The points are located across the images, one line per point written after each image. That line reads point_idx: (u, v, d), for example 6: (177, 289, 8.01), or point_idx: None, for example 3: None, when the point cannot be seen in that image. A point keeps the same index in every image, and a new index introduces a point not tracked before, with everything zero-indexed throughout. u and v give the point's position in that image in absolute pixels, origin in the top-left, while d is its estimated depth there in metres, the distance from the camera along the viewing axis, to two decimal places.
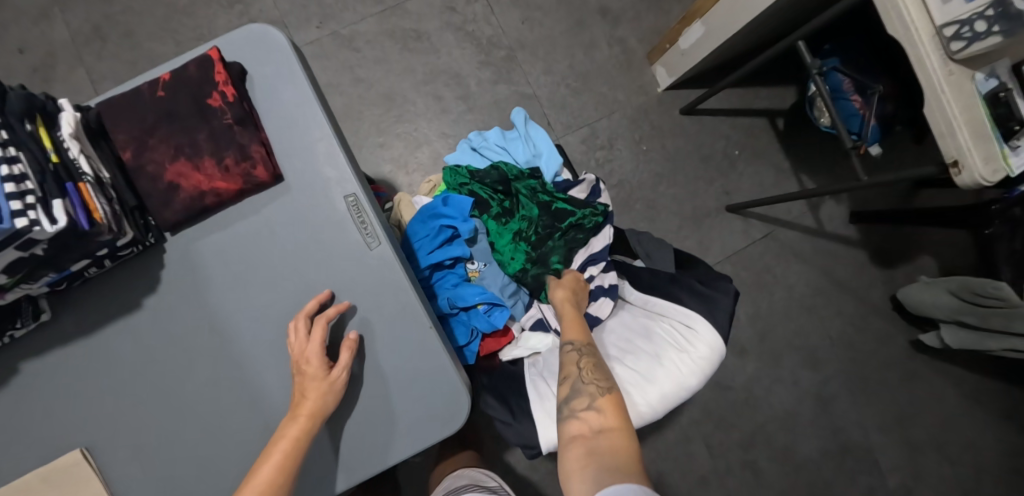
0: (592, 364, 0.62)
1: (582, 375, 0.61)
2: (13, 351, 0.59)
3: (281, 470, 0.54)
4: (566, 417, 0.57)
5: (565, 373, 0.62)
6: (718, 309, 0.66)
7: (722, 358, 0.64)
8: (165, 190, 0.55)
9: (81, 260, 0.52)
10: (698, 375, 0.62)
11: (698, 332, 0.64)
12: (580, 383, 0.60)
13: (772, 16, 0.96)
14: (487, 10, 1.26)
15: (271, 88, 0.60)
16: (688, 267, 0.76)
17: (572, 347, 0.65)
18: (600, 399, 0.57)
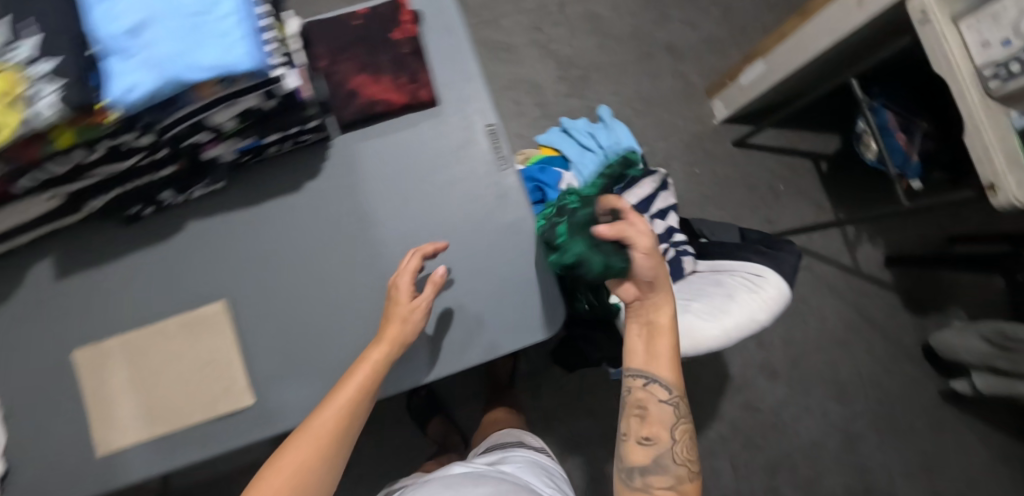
0: (685, 438, 0.63)
1: (674, 448, 0.62)
2: (186, 210, 0.69)
3: (360, 396, 0.58)
4: (644, 491, 0.60)
5: (650, 435, 0.62)
6: (782, 262, 0.77)
7: (786, 303, 0.73)
8: (348, 95, 0.68)
9: (278, 133, 0.63)
10: (766, 312, 0.71)
11: (767, 278, 0.74)
12: (670, 461, 0.61)
13: (830, 56, 1.11)
14: (569, 34, 1.43)
15: (437, 34, 0.74)
16: (747, 237, 0.88)
17: (664, 398, 0.62)
18: (686, 484, 0.61)
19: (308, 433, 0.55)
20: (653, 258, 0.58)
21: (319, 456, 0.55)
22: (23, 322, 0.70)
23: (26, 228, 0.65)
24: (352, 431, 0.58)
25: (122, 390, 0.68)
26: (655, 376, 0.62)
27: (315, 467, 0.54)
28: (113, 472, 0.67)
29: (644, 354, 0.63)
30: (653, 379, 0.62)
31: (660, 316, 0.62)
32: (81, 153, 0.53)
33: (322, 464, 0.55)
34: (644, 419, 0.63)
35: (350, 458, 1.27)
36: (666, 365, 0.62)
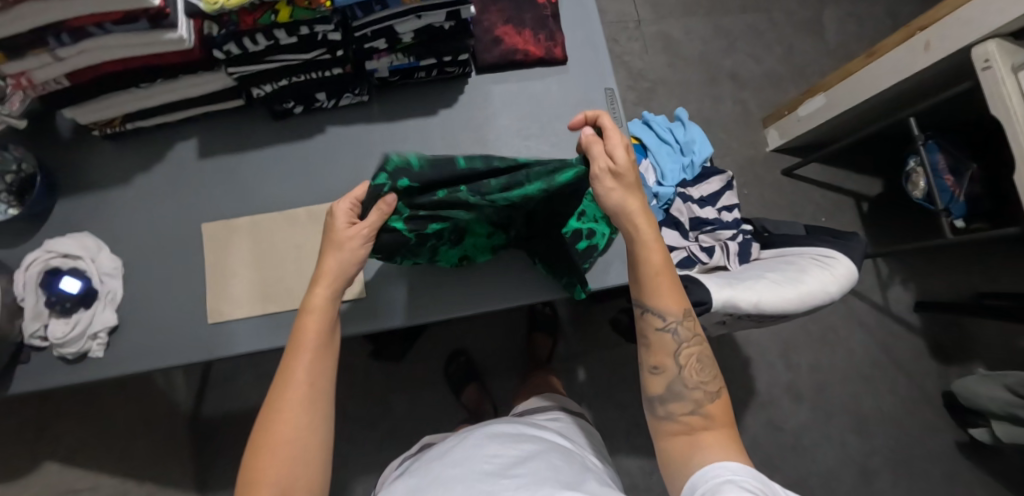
0: (694, 362, 0.61)
1: (683, 372, 0.61)
2: (329, 116, 0.77)
3: (314, 366, 0.57)
4: (666, 419, 0.61)
5: (659, 363, 0.62)
6: (851, 248, 0.84)
7: (853, 283, 0.80)
8: (492, 41, 0.77)
9: (433, 58, 0.71)
10: (838, 284, 0.78)
11: (838, 259, 0.81)
12: (682, 386, 0.60)
13: (891, 96, 1.21)
14: (643, 50, 1.54)
15: (571, 6, 0.84)
16: (810, 227, 0.95)
17: (665, 325, 0.60)
18: (707, 406, 0.60)
19: (281, 412, 0.55)
20: (609, 184, 0.58)
21: (300, 430, 0.55)
22: (160, 191, 0.76)
23: (191, 104, 0.73)
24: (320, 402, 0.57)
25: (242, 265, 0.73)
26: (651, 307, 0.61)
27: (301, 441, 0.54)
28: (217, 341, 0.72)
29: (639, 284, 0.62)
30: (648, 305, 0.61)
31: (648, 241, 0.59)
32: (284, 33, 0.60)
33: (303, 435, 0.55)
34: (651, 350, 0.62)
35: (381, 410, 1.29)
36: (663, 293, 0.60)
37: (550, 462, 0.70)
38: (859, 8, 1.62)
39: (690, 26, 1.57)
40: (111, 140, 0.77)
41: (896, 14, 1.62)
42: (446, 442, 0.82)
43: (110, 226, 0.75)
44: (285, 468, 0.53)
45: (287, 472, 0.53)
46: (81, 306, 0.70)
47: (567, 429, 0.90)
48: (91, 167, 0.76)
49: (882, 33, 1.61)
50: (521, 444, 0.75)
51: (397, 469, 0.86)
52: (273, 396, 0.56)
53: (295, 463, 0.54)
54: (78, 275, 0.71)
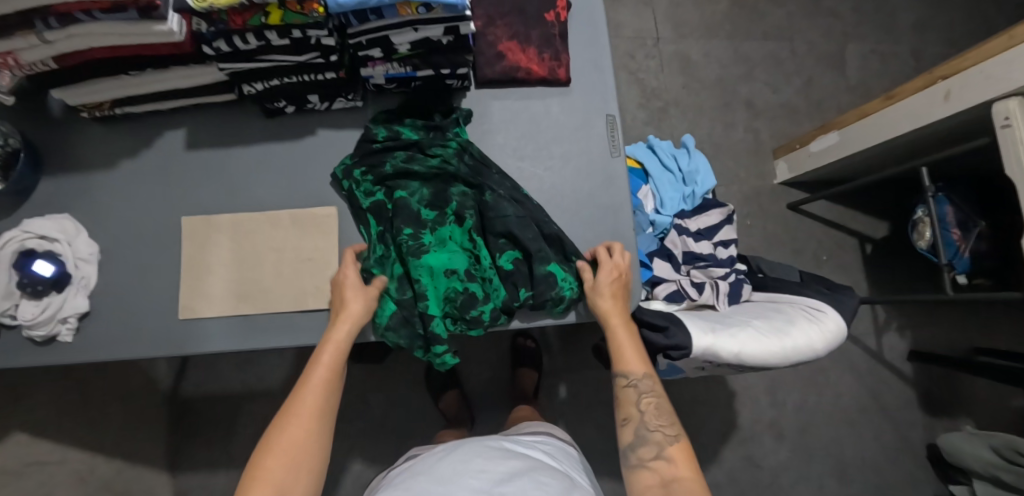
0: (653, 407, 0.67)
1: (646, 419, 0.67)
2: (320, 117, 0.76)
3: (328, 391, 0.61)
4: (636, 466, 0.64)
5: (627, 413, 0.68)
6: (843, 303, 0.83)
7: (842, 340, 0.78)
8: (495, 56, 0.75)
9: (431, 70, 0.69)
10: (824, 343, 0.76)
11: (827, 313, 0.80)
12: (646, 430, 0.66)
13: (906, 142, 1.18)
14: (659, 68, 1.51)
15: (580, 27, 0.81)
16: (803, 277, 0.94)
17: (630, 382, 0.68)
18: (669, 449, 0.64)
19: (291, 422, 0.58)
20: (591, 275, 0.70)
21: (302, 442, 0.57)
22: (146, 179, 0.75)
23: (181, 94, 0.71)
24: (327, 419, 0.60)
25: (220, 263, 0.72)
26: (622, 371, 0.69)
27: (301, 449, 0.57)
28: (188, 338, 0.70)
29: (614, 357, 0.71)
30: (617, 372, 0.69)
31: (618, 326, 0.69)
32: (275, 34, 0.59)
33: (311, 454, 0.57)
34: (619, 407, 0.69)
35: (358, 408, 1.28)
36: (632, 356, 0.69)
37: (536, 479, 0.69)
38: (884, 46, 1.58)
39: (710, 48, 1.54)
40: (100, 123, 0.76)
41: (920, 56, 1.58)
42: (437, 450, 0.81)
43: (89, 209, 0.74)
44: (285, 472, 0.55)
45: (289, 477, 0.55)
46: (53, 290, 0.69)
47: (557, 448, 0.88)
48: (78, 147, 0.75)
49: (905, 74, 1.57)
50: (509, 458, 0.73)
51: (384, 477, 0.85)
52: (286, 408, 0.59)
53: (295, 469, 0.56)
54: (52, 259, 0.69)
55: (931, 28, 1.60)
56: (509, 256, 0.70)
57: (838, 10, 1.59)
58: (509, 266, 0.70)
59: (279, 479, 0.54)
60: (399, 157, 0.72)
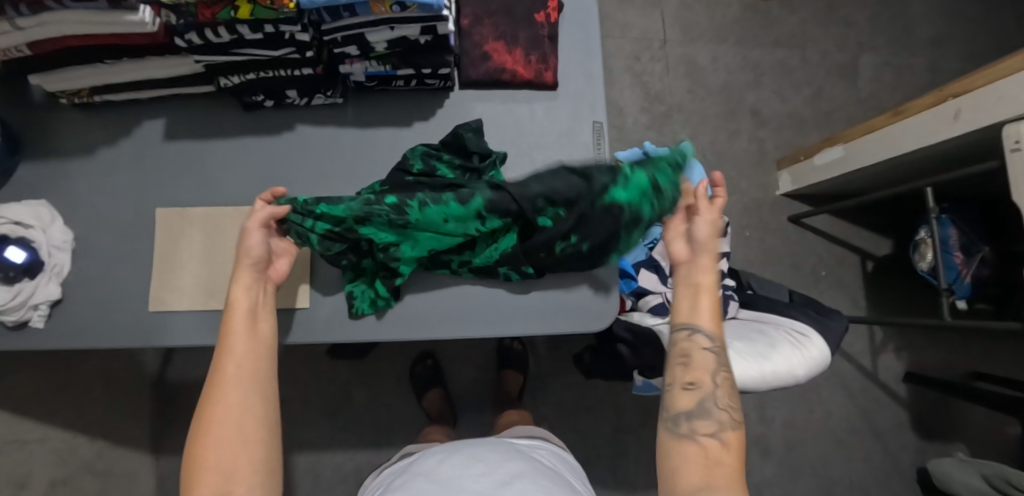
0: (727, 384, 0.59)
1: (717, 393, 0.58)
2: (300, 114, 0.75)
3: (246, 349, 0.57)
4: (689, 436, 0.55)
5: (695, 379, 0.59)
6: (829, 328, 0.81)
7: (824, 366, 0.77)
8: (480, 56, 0.73)
9: (410, 70, 0.67)
10: (806, 368, 0.75)
11: (812, 338, 0.78)
12: (712, 404, 0.57)
13: (911, 160, 1.14)
14: (664, 71, 1.48)
15: (572, 30, 0.79)
16: (792, 298, 0.92)
17: (707, 344, 0.60)
18: (728, 432, 0.56)
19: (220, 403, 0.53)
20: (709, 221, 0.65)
21: (239, 417, 0.53)
22: (123, 168, 0.74)
23: (159, 84, 0.70)
24: (258, 386, 0.56)
25: (191, 257, 0.71)
26: (705, 325, 0.61)
27: (240, 425, 0.53)
28: (156, 331, 0.70)
29: (691, 309, 0.63)
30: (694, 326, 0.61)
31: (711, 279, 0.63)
32: (247, 29, 0.57)
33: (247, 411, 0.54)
34: (684, 368, 0.59)
35: (340, 401, 1.27)
36: (707, 312, 0.62)
37: (538, 483, 0.63)
38: (899, 59, 1.53)
39: (718, 53, 1.50)
40: (79, 110, 0.75)
41: (936, 71, 1.54)
42: (420, 454, 0.76)
43: (65, 196, 0.73)
44: (226, 453, 0.51)
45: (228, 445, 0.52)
46: (25, 277, 0.67)
47: (550, 446, 0.83)
48: (56, 134, 0.74)
49: (919, 88, 1.52)
50: (508, 461, 0.67)
51: (378, 478, 0.81)
52: (206, 396, 0.54)
53: (236, 447, 0.52)
54: (24, 245, 0.67)
55: (949, 42, 1.55)
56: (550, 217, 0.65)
57: (854, 19, 1.54)
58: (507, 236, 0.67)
59: (222, 461, 0.51)
60: (416, 163, 0.69)
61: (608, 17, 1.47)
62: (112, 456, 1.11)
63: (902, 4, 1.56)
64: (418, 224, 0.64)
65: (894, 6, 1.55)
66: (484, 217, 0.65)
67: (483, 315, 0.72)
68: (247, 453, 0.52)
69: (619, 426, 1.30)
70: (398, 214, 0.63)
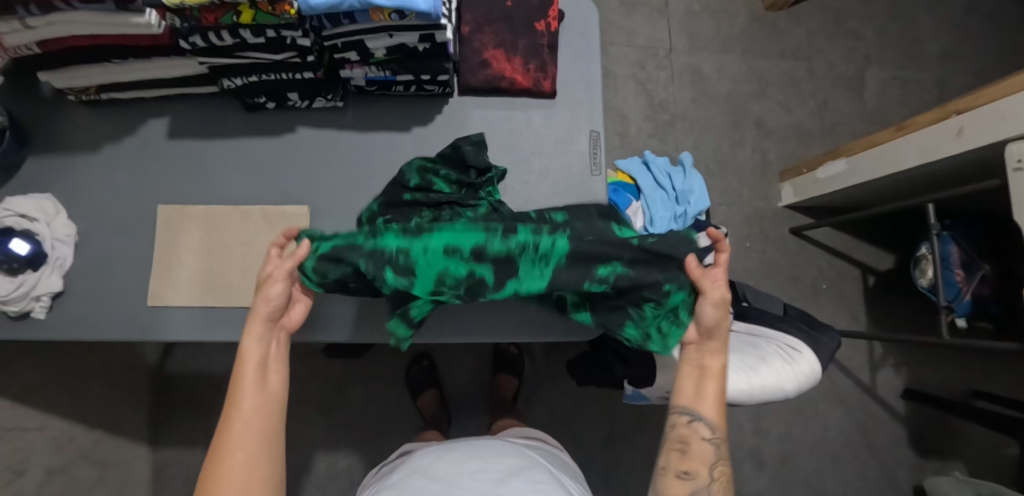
0: (722, 473, 0.64)
1: (711, 482, 0.63)
2: (301, 116, 0.76)
3: (255, 404, 0.58)
4: None
5: (692, 468, 0.64)
6: (821, 343, 0.81)
7: (814, 381, 0.77)
8: (479, 64, 0.74)
9: (409, 75, 0.69)
10: (795, 383, 0.75)
11: (802, 353, 0.78)
12: (706, 494, 0.63)
13: (913, 177, 1.14)
14: (669, 80, 1.48)
15: (572, 39, 0.80)
16: (786, 312, 0.92)
17: (703, 433, 0.64)
18: None
19: (228, 457, 0.55)
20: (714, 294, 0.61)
21: (243, 476, 0.56)
22: (127, 164, 0.76)
23: (164, 84, 0.72)
24: (266, 441, 0.58)
25: (189, 254, 0.72)
26: (700, 414, 0.64)
27: (245, 481, 0.55)
28: (152, 324, 0.72)
29: (692, 395, 0.65)
30: (693, 414, 0.65)
31: (713, 363, 0.65)
32: (250, 33, 0.58)
33: (254, 470, 0.56)
34: (682, 452, 0.64)
35: (336, 398, 1.28)
36: (711, 403, 0.64)
37: (529, 478, 0.64)
38: (906, 72, 1.53)
39: (723, 63, 1.50)
40: (86, 106, 0.76)
41: (943, 86, 1.53)
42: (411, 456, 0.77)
43: (69, 190, 0.75)
44: None
45: None
46: (28, 268, 0.69)
47: (545, 446, 0.83)
48: (62, 129, 0.76)
49: (926, 103, 1.52)
50: (505, 457, 0.68)
51: (375, 474, 0.82)
52: (216, 445, 0.56)
53: None
54: (29, 238, 0.69)
55: (957, 57, 1.54)
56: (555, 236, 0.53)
57: (862, 32, 1.54)
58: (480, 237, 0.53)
59: None
60: (412, 183, 0.67)
61: (614, 24, 1.48)
62: (109, 446, 1.13)
63: (910, 19, 1.55)
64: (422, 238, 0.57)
65: (904, 19, 1.55)
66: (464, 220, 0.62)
67: (482, 315, 0.73)
68: None
69: (612, 433, 1.30)
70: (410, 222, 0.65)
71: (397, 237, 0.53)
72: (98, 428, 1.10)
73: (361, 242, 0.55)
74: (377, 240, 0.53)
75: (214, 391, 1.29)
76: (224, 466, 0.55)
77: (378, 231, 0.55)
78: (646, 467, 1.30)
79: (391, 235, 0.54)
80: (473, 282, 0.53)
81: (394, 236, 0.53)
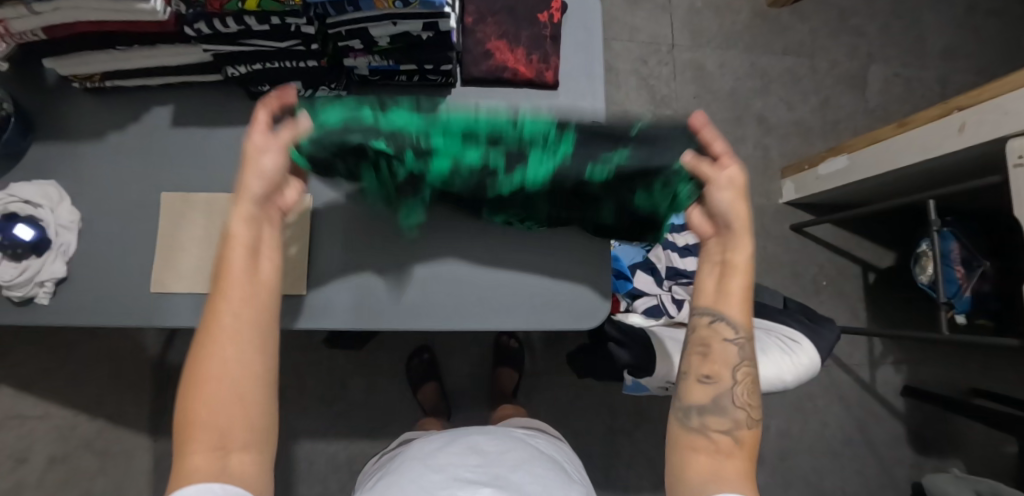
0: (749, 381, 0.56)
1: (735, 389, 0.56)
2: None
3: (247, 296, 0.51)
4: (696, 430, 0.55)
5: (712, 371, 0.57)
6: (821, 336, 0.82)
7: (814, 373, 0.78)
8: (482, 54, 0.74)
9: (413, 65, 0.69)
10: (795, 375, 0.75)
11: (802, 345, 0.79)
12: (729, 401, 0.55)
13: (914, 173, 1.14)
14: (671, 76, 1.48)
15: (574, 30, 0.81)
16: (786, 305, 0.92)
17: (728, 333, 0.56)
18: (744, 431, 0.55)
19: (220, 348, 0.49)
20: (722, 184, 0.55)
21: (234, 374, 0.49)
22: (132, 152, 0.76)
23: (169, 72, 0.72)
24: (258, 337, 0.51)
25: (192, 241, 0.73)
26: (725, 311, 0.57)
27: (236, 376, 0.49)
28: (155, 310, 0.72)
29: (713, 292, 0.58)
30: (715, 312, 0.57)
31: (740, 254, 0.57)
32: (254, 20, 0.59)
33: (247, 366, 0.49)
34: (705, 358, 0.57)
35: (337, 390, 1.29)
36: (736, 297, 0.57)
37: (529, 471, 0.64)
38: (908, 70, 1.53)
39: (725, 59, 1.50)
40: (91, 94, 0.77)
41: (945, 84, 1.53)
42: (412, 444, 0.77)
43: (73, 178, 0.75)
44: (218, 407, 0.47)
45: (219, 401, 0.48)
46: (32, 254, 0.70)
47: (547, 437, 0.83)
48: (67, 116, 0.76)
49: (928, 101, 1.52)
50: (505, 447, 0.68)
51: (376, 463, 0.82)
52: (201, 335, 0.49)
53: (232, 405, 0.48)
54: (32, 223, 0.70)
55: (960, 55, 1.54)
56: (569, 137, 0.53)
57: (864, 29, 1.54)
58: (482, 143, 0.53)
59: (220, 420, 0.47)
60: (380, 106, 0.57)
61: (617, 20, 1.48)
62: None
63: (913, 17, 1.55)
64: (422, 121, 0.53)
65: (907, 17, 1.55)
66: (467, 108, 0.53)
67: (481, 304, 0.72)
68: (248, 413, 0.49)
69: (612, 428, 1.30)
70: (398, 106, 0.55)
71: (410, 119, 0.52)
72: (100, 417, 1.10)
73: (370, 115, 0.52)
74: (388, 118, 0.52)
75: None
76: (210, 359, 0.49)
77: (388, 108, 0.53)
78: (645, 462, 1.30)
79: (403, 114, 0.53)
80: (485, 173, 0.54)
81: (406, 115, 0.52)
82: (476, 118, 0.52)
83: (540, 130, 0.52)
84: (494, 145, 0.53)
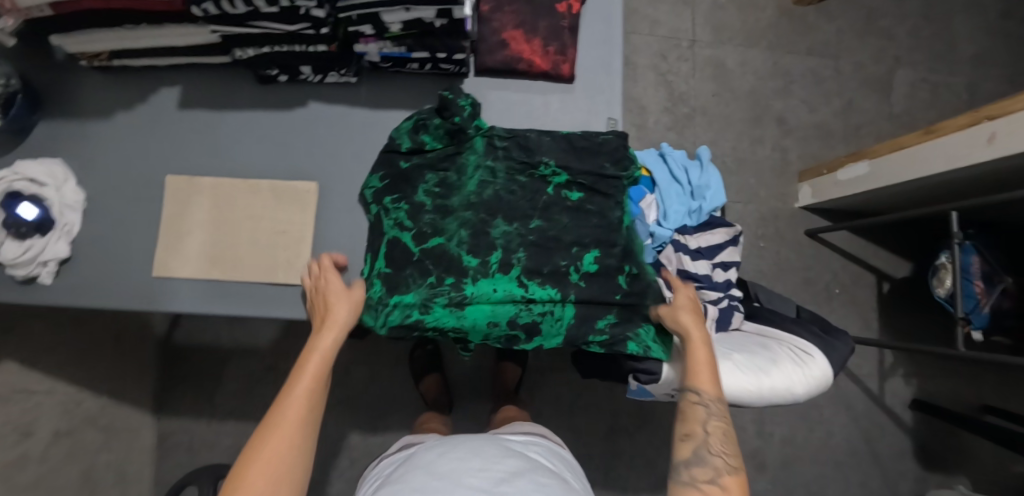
0: (721, 431, 0.63)
1: (708, 440, 0.62)
2: (314, 92, 0.76)
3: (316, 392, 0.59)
4: (687, 484, 0.60)
5: (689, 430, 0.63)
6: (834, 348, 0.79)
7: (825, 386, 0.76)
8: (497, 44, 0.73)
9: (424, 53, 0.68)
10: (805, 386, 0.74)
11: (814, 357, 0.77)
12: (706, 452, 0.62)
13: (937, 182, 1.10)
14: (690, 72, 1.44)
15: (594, 23, 0.79)
16: (798, 315, 0.89)
17: (699, 399, 0.63)
18: (727, 477, 0.60)
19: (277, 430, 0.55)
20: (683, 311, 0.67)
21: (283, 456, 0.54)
22: (138, 132, 0.75)
23: (177, 53, 0.71)
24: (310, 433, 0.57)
25: (196, 225, 0.72)
26: (690, 384, 0.64)
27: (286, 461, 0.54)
28: (160, 294, 0.71)
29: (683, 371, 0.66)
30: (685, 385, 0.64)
31: (698, 345, 0.65)
32: (263, 2, 0.57)
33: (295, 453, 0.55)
34: (682, 420, 0.64)
35: (339, 376, 1.29)
36: (704, 373, 0.64)
37: (534, 480, 0.63)
38: (936, 75, 1.48)
39: (747, 57, 1.46)
40: (99, 72, 0.76)
41: (974, 91, 1.48)
42: (415, 450, 0.76)
43: (80, 157, 0.74)
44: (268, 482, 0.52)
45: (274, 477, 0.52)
46: (36, 233, 0.69)
47: (549, 444, 0.82)
48: (75, 93, 0.75)
49: (955, 109, 1.47)
50: (508, 458, 0.67)
51: (375, 466, 0.81)
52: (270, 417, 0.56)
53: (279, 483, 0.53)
54: (37, 203, 0.69)
55: (991, 62, 1.49)
56: (589, 257, 0.72)
57: (893, 31, 1.48)
58: (521, 318, 0.69)
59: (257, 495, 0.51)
60: (429, 182, 0.72)
61: (636, 12, 1.44)
62: (115, 413, 1.14)
63: (945, 21, 1.50)
64: (473, 298, 0.68)
65: (937, 19, 1.49)
66: (526, 286, 0.70)
67: None
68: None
69: (613, 427, 1.29)
70: (455, 290, 0.68)
71: (449, 315, 0.67)
72: (104, 394, 1.11)
73: (417, 318, 0.67)
74: (434, 317, 0.67)
75: (219, 364, 1.30)
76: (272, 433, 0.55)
77: (430, 307, 0.67)
78: (645, 463, 1.29)
79: (441, 310, 0.67)
80: (511, 339, 0.70)
81: (445, 312, 0.67)
82: (496, 295, 0.69)
83: (544, 297, 0.70)
84: (514, 323, 0.69)
